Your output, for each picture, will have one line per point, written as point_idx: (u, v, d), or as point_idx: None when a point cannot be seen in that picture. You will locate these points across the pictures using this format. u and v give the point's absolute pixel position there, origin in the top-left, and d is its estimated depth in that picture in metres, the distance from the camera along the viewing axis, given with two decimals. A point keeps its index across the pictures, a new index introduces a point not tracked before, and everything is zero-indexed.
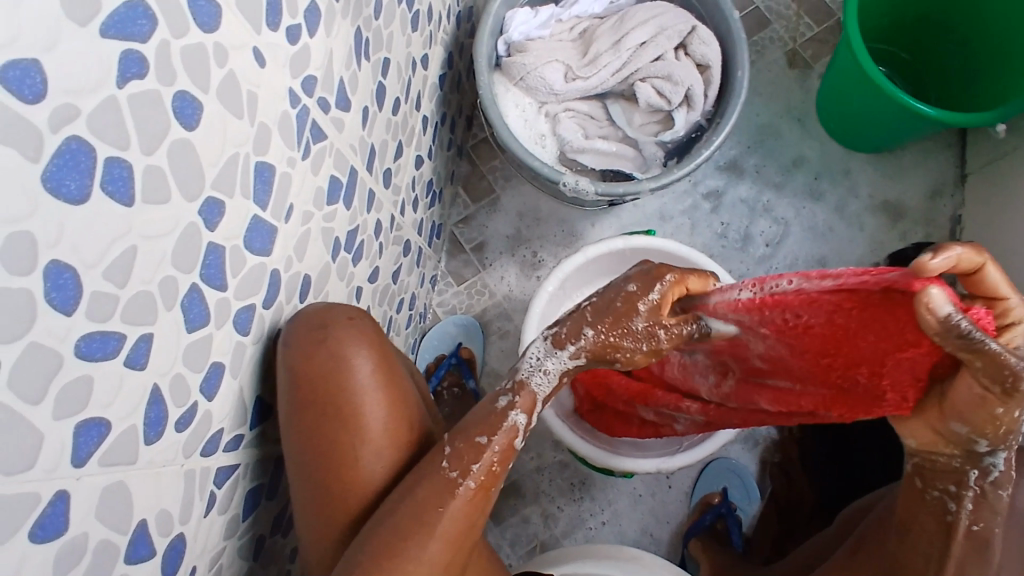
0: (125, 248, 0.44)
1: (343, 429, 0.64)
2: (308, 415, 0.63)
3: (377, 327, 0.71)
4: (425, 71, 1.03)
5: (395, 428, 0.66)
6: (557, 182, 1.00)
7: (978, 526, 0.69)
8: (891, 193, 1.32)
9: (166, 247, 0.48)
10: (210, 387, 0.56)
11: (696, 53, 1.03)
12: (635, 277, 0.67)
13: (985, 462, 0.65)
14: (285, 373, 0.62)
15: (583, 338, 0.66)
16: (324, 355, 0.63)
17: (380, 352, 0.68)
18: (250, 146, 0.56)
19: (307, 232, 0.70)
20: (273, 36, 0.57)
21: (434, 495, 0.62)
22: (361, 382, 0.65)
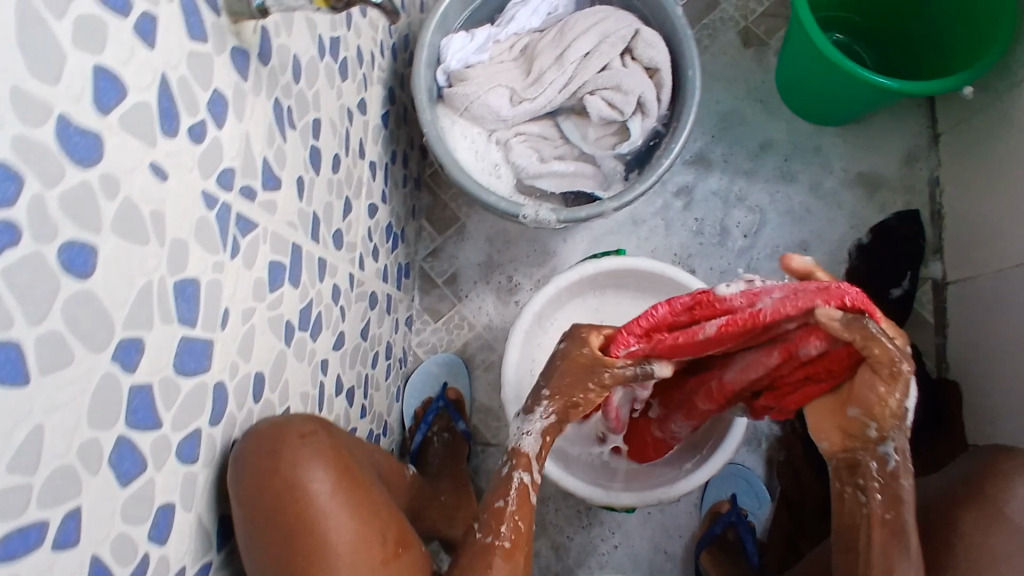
0: (29, 430, 0.40)
1: (310, 559, 0.61)
2: (271, 549, 0.60)
3: (327, 433, 0.70)
4: (364, 116, 0.98)
5: (365, 545, 0.64)
6: (516, 215, 0.96)
7: (891, 516, 0.63)
8: (866, 164, 1.28)
9: (81, 409, 0.44)
10: (161, 531, 0.53)
11: (643, 56, 0.99)
12: (567, 338, 0.75)
13: (880, 449, 0.63)
14: (241, 510, 0.60)
15: (544, 400, 0.75)
16: (280, 479, 0.61)
17: (338, 468, 0.66)
18: (164, 269, 0.52)
19: (250, 329, 0.66)
20: (173, 143, 0.52)
21: (475, 563, 0.68)
22: (323, 505, 0.63)
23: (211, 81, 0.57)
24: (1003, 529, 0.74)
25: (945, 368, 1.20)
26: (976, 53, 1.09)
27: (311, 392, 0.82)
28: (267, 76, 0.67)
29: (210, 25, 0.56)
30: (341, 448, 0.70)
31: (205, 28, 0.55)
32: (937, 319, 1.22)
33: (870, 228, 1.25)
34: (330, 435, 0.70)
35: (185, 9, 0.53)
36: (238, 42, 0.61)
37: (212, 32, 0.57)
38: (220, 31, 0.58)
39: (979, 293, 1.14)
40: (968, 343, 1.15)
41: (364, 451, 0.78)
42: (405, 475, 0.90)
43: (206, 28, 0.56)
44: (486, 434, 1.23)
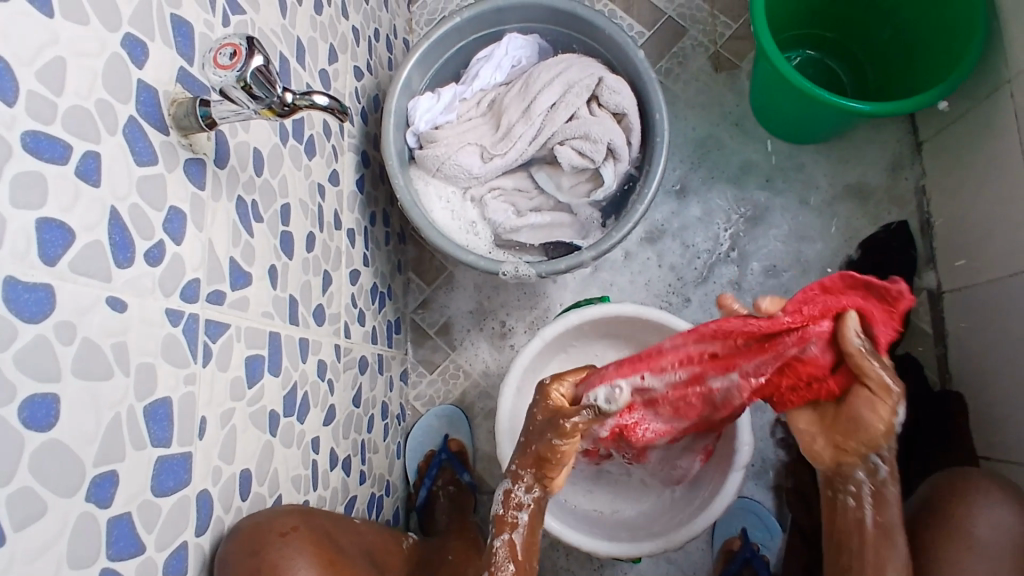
0: None
1: None
2: None
3: (306, 524, 0.71)
4: (337, 187, 0.99)
5: None
6: (496, 272, 0.95)
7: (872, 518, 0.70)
8: (849, 177, 1.26)
9: (60, 552, 0.46)
10: None
11: (609, 103, 0.98)
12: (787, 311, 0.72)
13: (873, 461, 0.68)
14: None
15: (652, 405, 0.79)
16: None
17: (320, 561, 0.68)
18: (131, 396, 0.52)
19: (230, 430, 0.66)
20: (129, 272, 0.53)
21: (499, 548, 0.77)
22: None
23: (166, 200, 0.57)
24: (969, 550, 0.78)
25: (950, 380, 1.17)
26: (957, 58, 1.03)
27: (302, 473, 0.82)
28: (225, 179, 0.67)
29: (157, 142, 0.57)
30: (319, 534, 0.72)
31: (153, 148, 0.56)
32: (936, 330, 1.20)
33: (859, 243, 1.23)
34: (309, 521, 0.72)
35: (130, 138, 0.53)
36: (191, 153, 0.62)
37: (160, 149, 0.57)
38: (168, 145, 0.58)
39: (972, 304, 1.12)
40: (966, 355, 1.13)
41: (346, 532, 0.80)
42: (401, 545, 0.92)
43: (154, 147, 0.56)
44: (492, 482, 1.22)
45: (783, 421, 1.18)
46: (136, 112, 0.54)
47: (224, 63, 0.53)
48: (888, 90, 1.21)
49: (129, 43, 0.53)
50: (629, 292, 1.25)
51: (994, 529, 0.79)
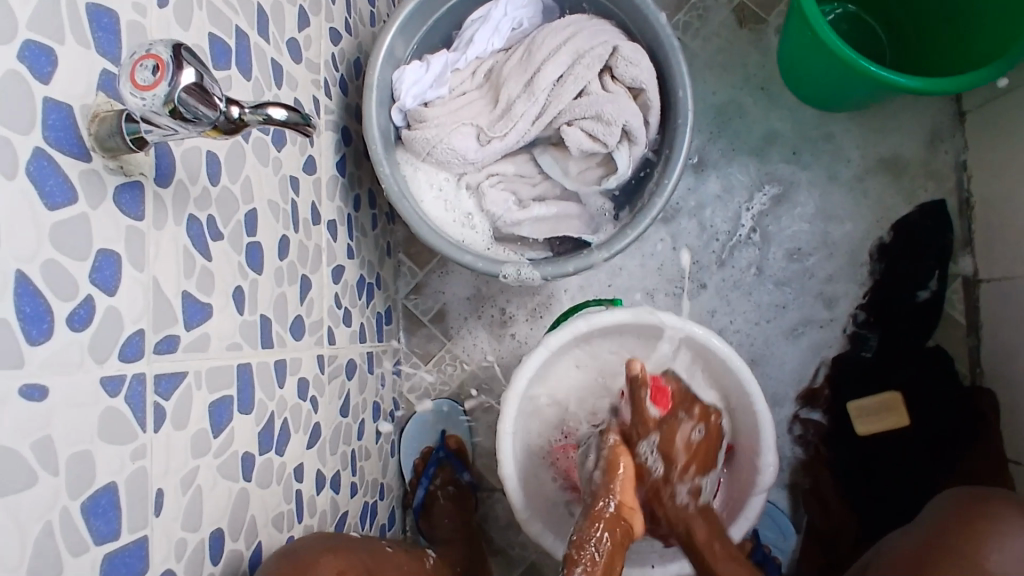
0: None
1: None
2: None
3: (347, 564, 0.67)
4: (314, 175, 0.87)
5: None
6: (497, 274, 0.85)
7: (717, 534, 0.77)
8: (883, 148, 1.14)
9: None
10: None
11: (625, 76, 0.85)
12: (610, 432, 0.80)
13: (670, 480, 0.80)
14: None
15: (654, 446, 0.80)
16: None
17: None
18: (64, 496, 0.43)
19: (194, 494, 0.57)
20: (47, 349, 0.42)
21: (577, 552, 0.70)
22: None
23: (91, 245, 0.47)
24: None
25: (980, 374, 1.09)
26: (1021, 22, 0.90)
27: (285, 509, 0.74)
28: (171, 199, 0.56)
29: (76, 174, 0.46)
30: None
31: (71, 184, 0.45)
32: (968, 318, 1.11)
33: (891, 224, 1.13)
34: (349, 559, 0.68)
35: (36, 177, 0.42)
36: (123, 177, 0.50)
37: (81, 182, 0.46)
38: (92, 174, 0.47)
39: (1012, 295, 1.02)
40: (1001, 349, 1.04)
41: (387, 561, 0.76)
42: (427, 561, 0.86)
43: (71, 181, 0.45)
44: (493, 479, 1.16)
45: (801, 418, 1.13)
46: (44, 141, 0.43)
47: (145, 81, 0.41)
48: (925, 58, 1.07)
49: (30, 52, 0.42)
50: (639, 277, 1.15)
51: (1015, 558, 0.72)
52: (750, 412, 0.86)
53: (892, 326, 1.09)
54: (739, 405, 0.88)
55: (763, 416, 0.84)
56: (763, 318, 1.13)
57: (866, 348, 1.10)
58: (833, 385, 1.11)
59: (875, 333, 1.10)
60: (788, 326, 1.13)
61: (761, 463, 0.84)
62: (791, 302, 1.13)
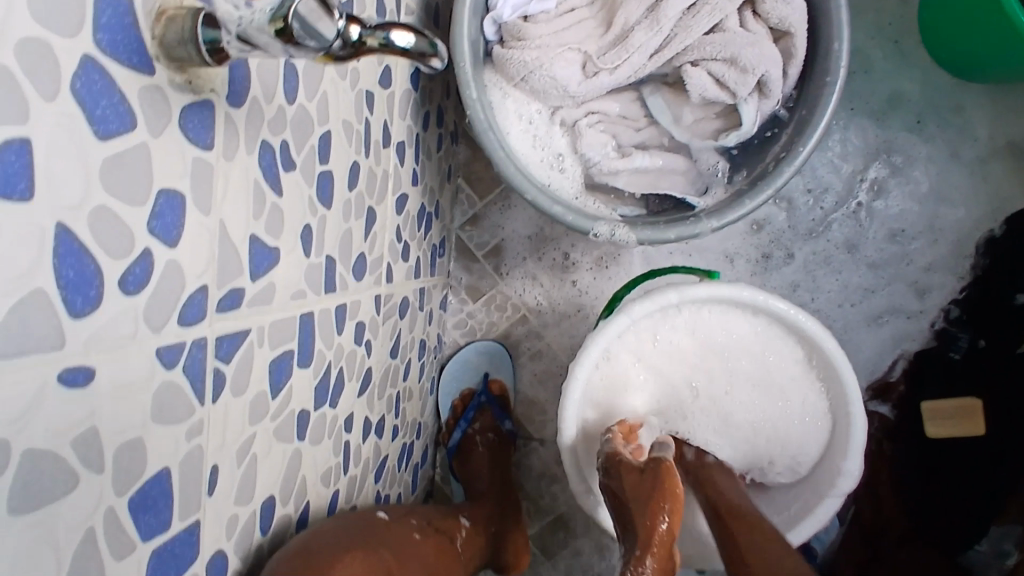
0: None
1: None
2: None
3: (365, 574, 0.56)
4: (389, 90, 0.75)
5: None
6: (586, 231, 0.75)
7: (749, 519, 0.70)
8: (1023, 127, 1.00)
9: None
10: None
11: (771, 15, 0.71)
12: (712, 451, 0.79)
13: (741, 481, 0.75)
14: None
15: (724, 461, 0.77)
16: None
17: None
18: (109, 496, 0.36)
19: (250, 464, 0.50)
20: (94, 322, 0.33)
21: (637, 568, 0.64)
22: None
23: (150, 183, 0.37)
24: None
25: None
26: None
27: (333, 464, 0.68)
28: (245, 123, 0.45)
29: (136, 92, 0.35)
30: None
31: (130, 105, 0.35)
32: None
33: (1010, 216, 1.00)
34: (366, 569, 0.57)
35: (85, 98, 0.32)
36: (191, 96, 0.40)
37: (142, 103, 0.36)
38: (156, 91, 0.37)
39: None
40: None
41: (409, 558, 0.66)
42: (457, 538, 0.80)
43: (130, 103, 0.35)
44: (532, 428, 1.10)
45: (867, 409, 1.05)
46: (95, 47, 0.32)
47: None
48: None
49: None
50: (721, 236, 1.06)
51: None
52: (843, 416, 0.77)
53: (986, 328, 1.00)
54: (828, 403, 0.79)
55: (858, 426, 0.75)
56: (847, 300, 1.05)
57: (954, 350, 1.01)
58: (911, 380, 1.03)
59: (966, 333, 1.01)
60: (873, 313, 1.04)
61: (843, 468, 0.75)
62: (882, 287, 1.04)
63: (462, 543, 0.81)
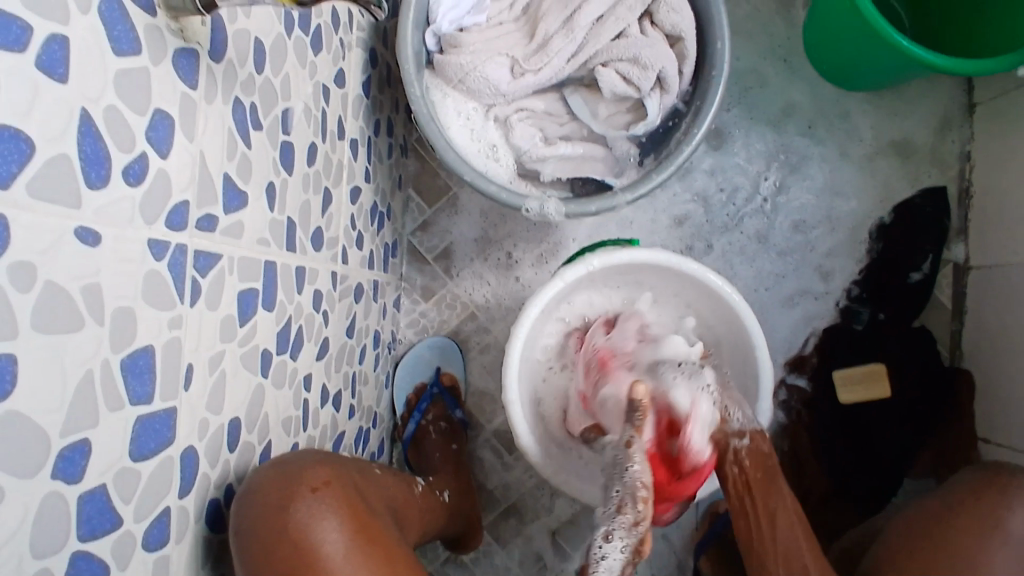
0: None
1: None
2: None
3: (338, 478, 0.68)
4: (343, 90, 0.85)
5: (358, 554, 0.62)
6: (519, 207, 0.86)
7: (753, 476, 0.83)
8: (897, 130, 1.17)
9: (22, 542, 0.38)
10: (156, 538, 0.51)
11: (665, 23, 0.85)
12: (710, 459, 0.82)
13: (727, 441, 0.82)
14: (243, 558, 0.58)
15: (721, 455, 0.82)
16: (286, 521, 0.60)
17: (345, 510, 0.64)
18: (106, 349, 0.43)
19: (219, 377, 0.57)
20: (103, 195, 0.42)
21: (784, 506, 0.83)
22: (331, 546, 0.61)
23: (150, 102, 0.46)
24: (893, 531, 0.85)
25: (959, 356, 1.13)
26: None
27: (293, 414, 0.74)
28: (222, 76, 0.55)
29: (142, 27, 0.44)
30: (352, 491, 0.68)
31: (136, 34, 0.44)
32: (954, 303, 1.15)
33: (893, 206, 1.16)
34: (338, 473, 0.69)
35: (107, 19, 0.41)
36: (181, 42, 0.49)
37: (145, 37, 0.45)
38: (155, 32, 0.46)
39: (1001, 284, 1.06)
40: (982, 335, 1.09)
41: (374, 483, 0.76)
42: (415, 490, 0.88)
43: (137, 34, 0.44)
44: (483, 418, 1.17)
45: (787, 383, 1.15)
46: None
47: None
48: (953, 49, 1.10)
49: None
50: (648, 233, 1.18)
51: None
52: (752, 361, 0.88)
53: (884, 302, 1.13)
54: (739, 353, 0.91)
55: (765, 367, 0.86)
56: (762, 285, 1.17)
57: (858, 321, 1.13)
58: (822, 354, 1.14)
59: (866, 308, 1.13)
60: (785, 296, 1.17)
61: (757, 409, 0.87)
62: (790, 273, 1.17)
63: (421, 496, 0.89)
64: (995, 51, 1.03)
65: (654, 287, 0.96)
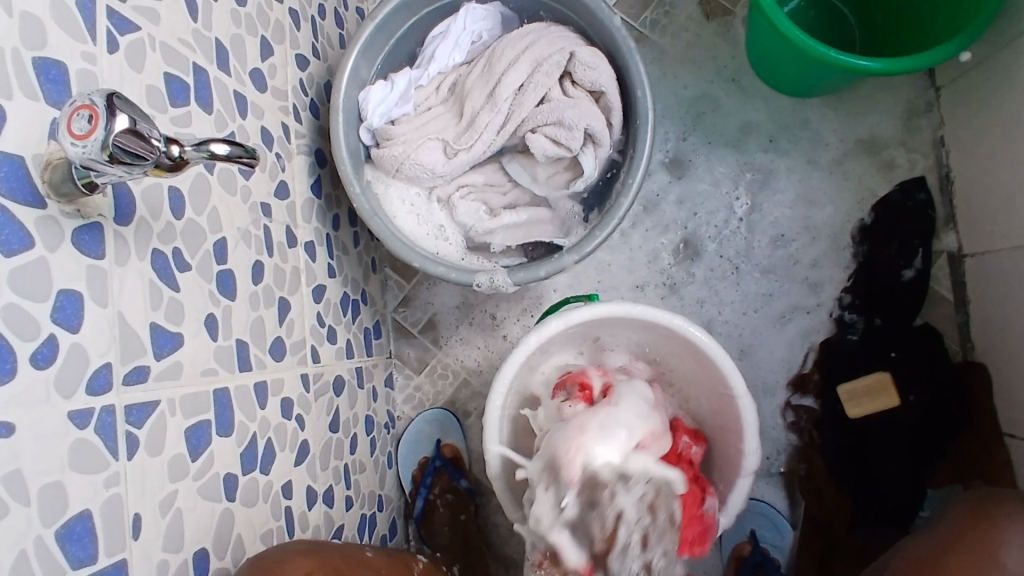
0: None
1: None
2: None
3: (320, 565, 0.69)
4: (289, 199, 0.89)
5: None
6: (470, 283, 0.87)
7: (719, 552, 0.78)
8: (864, 127, 1.14)
9: None
10: None
11: (584, 81, 0.87)
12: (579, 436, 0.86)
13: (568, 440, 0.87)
14: None
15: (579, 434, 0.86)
16: None
17: None
18: (37, 523, 0.47)
19: (175, 516, 0.60)
20: (9, 389, 0.45)
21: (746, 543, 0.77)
22: None
23: (51, 285, 0.49)
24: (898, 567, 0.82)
25: (970, 350, 1.08)
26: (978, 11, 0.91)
27: (274, 526, 0.76)
28: (134, 236, 0.58)
29: (31, 221, 0.48)
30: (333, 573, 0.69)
31: (25, 230, 0.48)
32: (955, 294, 1.10)
33: (871, 206, 1.13)
34: (321, 561, 0.70)
35: None
36: (81, 220, 0.53)
37: (37, 228, 0.49)
38: (49, 220, 0.50)
39: (996, 270, 1.02)
40: (989, 324, 1.04)
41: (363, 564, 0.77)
42: (414, 567, 0.89)
43: (27, 228, 0.48)
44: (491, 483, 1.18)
45: (793, 404, 1.12)
46: None
47: (82, 130, 0.44)
48: (907, 44, 1.07)
49: None
50: (627, 272, 1.17)
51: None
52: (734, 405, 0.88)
53: (877, 307, 1.09)
54: (722, 390, 0.90)
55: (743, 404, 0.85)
56: (750, 308, 1.14)
57: (852, 332, 1.10)
58: (823, 368, 1.11)
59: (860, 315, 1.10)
60: (777, 314, 1.14)
61: (744, 449, 0.86)
62: (777, 290, 1.14)
63: (421, 570, 0.90)
64: (943, 38, 1.00)
65: (614, 329, 0.94)
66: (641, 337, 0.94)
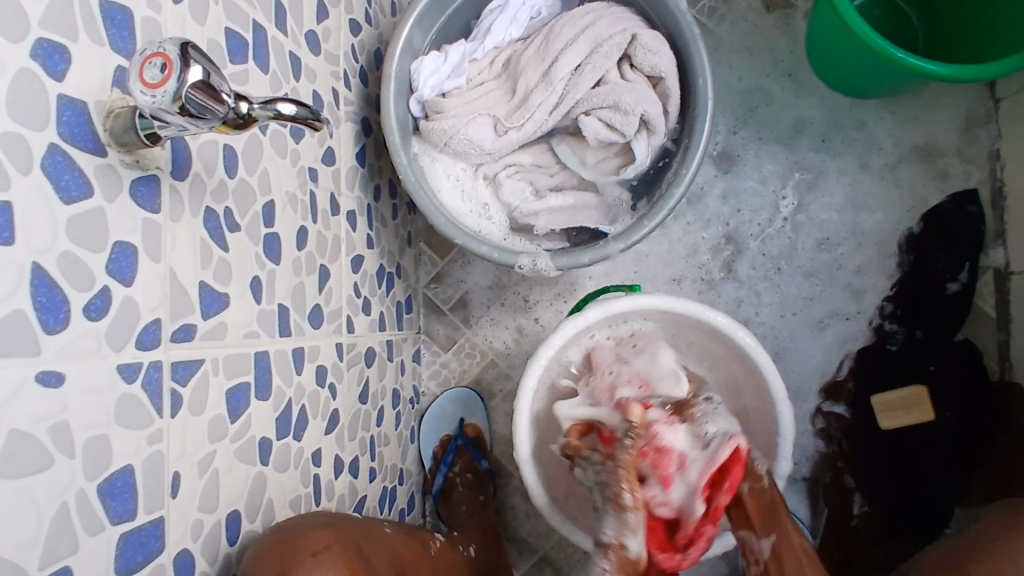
0: None
1: None
2: None
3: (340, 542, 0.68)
4: (334, 166, 0.88)
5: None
6: (512, 264, 0.85)
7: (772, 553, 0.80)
8: (920, 133, 1.11)
9: None
10: None
11: (644, 65, 0.85)
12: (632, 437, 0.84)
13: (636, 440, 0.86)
14: None
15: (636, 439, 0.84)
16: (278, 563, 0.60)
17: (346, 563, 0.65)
18: (80, 478, 0.46)
19: (212, 476, 0.60)
20: (62, 340, 0.45)
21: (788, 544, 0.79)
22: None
23: (107, 235, 0.49)
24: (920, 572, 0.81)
25: (1010, 369, 1.05)
26: None
27: (302, 492, 0.76)
28: (188, 192, 0.57)
29: (91, 168, 0.47)
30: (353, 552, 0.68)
31: (85, 178, 0.47)
32: (999, 312, 1.07)
33: (922, 215, 1.10)
34: (342, 537, 0.69)
35: (52, 173, 0.44)
36: (139, 171, 0.52)
37: (96, 176, 0.48)
38: (109, 169, 0.49)
39: None
40: None
41: (381, 544, 0.76)
42: (430, 548, 0.88)
43: (87, 175, 0.47)
44: (510, 466, 1.17)
45: (824, 411, 1.11)
46: (59, 137, 0.45)
47: (154, 79, 0.42)
48: (972, 50, 1.03)
49: (43, 50, 0.43)
50: (664, 264, 1.15)
51: None
52: (770, 408, 0.87)
53: (919, 318, 1.06)
54: (759, 391, 0.88)
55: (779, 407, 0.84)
56: (787, 311, 1.12)
57: (892, 342, 1.08)
58: (858, 376, 1.09)
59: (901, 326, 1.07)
60: (814, 319, 1.12)
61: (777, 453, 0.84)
62: (817, 294, 1.12)
63: (437, 552, 0.89)
64: (1011, 47, 0.96)
65: (658, 322, 0.92)
66: (680, 332, 0.93)
